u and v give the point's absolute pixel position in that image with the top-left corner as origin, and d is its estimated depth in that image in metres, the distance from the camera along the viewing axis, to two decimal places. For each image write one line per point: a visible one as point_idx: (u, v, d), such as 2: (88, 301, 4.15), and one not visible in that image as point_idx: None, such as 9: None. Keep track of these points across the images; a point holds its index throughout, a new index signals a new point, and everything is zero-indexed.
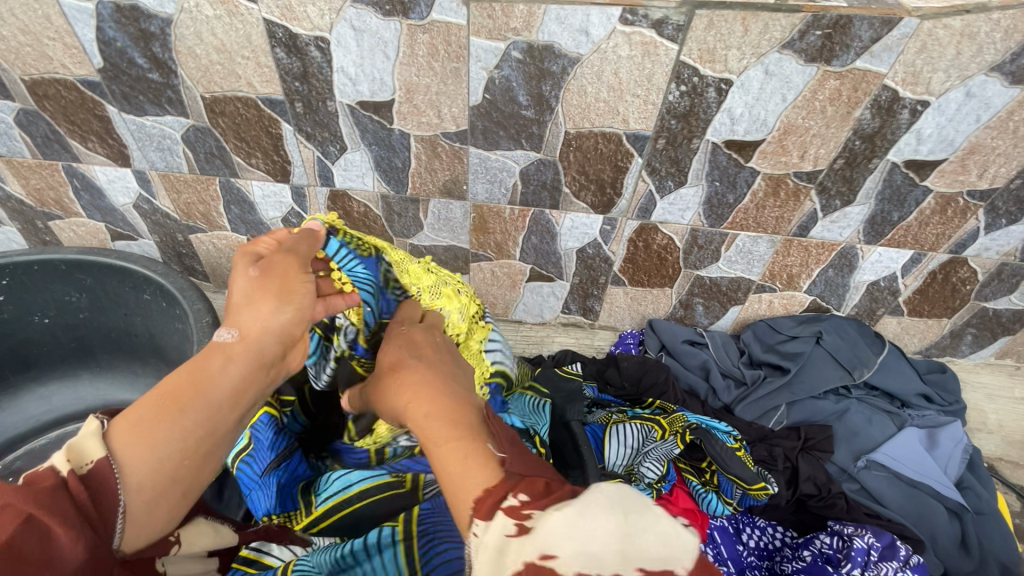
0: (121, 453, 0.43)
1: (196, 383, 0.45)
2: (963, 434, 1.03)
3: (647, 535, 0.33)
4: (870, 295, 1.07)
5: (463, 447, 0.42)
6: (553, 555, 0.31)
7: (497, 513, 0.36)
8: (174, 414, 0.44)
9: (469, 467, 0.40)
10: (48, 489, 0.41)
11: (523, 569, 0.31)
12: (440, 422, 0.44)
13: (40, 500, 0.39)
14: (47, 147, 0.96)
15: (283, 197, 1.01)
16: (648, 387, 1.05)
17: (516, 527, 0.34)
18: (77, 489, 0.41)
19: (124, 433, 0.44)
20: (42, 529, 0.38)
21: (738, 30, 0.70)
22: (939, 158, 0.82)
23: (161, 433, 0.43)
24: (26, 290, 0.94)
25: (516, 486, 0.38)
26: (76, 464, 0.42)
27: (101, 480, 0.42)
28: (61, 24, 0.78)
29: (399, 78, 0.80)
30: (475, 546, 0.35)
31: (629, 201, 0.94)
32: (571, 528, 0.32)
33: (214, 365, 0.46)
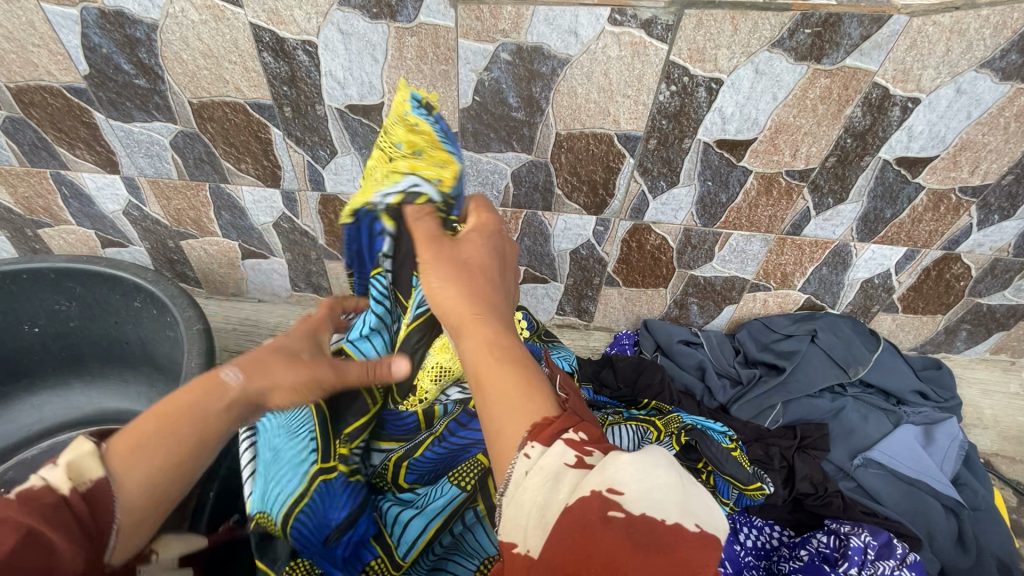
0: (119, 472, 0.39)
1: (193, 415, 0.45)
2: (960, 431, 1.02)
3: (702, 499, 0.32)
4: (864, 292, 1.07)
5: (524, 376, 0.42)
6: (620, 491, 0.31)
7: (556, 441, 0.35)
8: (168, 441, 0.42)
9: (529, 395, 0.40)
10: (50, 505, 0.35)
11: (589, 496, 0.31)
12: (501, 348, 0.44)
13: (46, 516, 0.35)
14: (34, 154, 0.95)
15: (273, 202, 1.00)
16: (643, 388, 1.04)
17: (575, 457, 0.34)
18: (81, 507, 0.37)
19: (124, 454, 0.41)
20: (46, 543, 0.34)
21: (727, 29, 0.69)
22: (931, 155, 0.82)
23: (159, 458, 0.41)
24: (14, 299, 0.93)
25: (575, 424, 0.37)
26: (76, 481, 0.37)
27: (99, 498, 0.38)
28: (46, 31, 0.77)
29: (388, 81, 0.79)
30: (527, 464, 0.35)
31: (622, 202, 0.93)
32: (637, 469, 0.32)
33: (213, 404, 0.46)
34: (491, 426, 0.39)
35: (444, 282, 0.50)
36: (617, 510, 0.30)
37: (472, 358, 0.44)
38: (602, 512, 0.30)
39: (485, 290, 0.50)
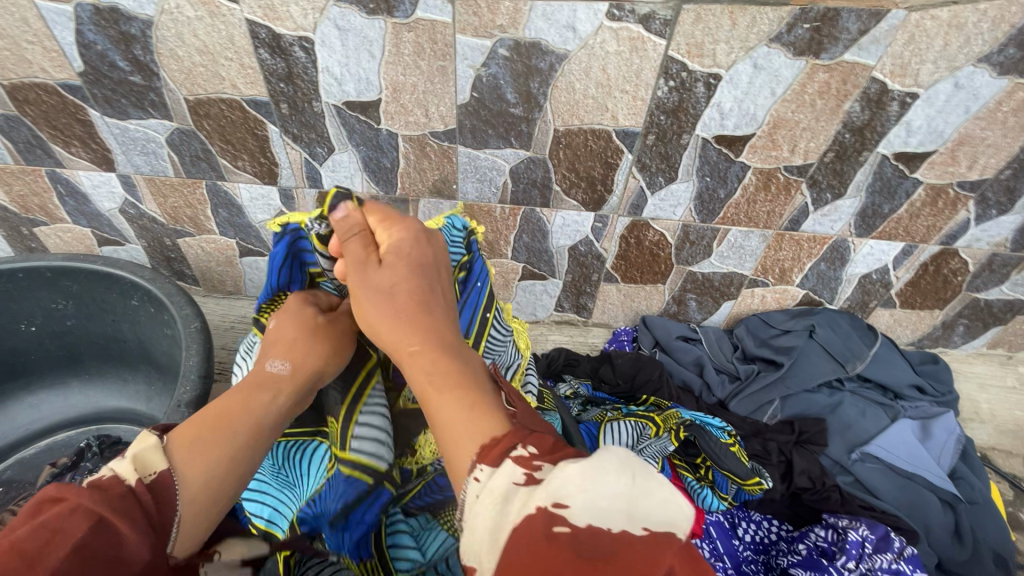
0: (180, 462, 0.44)
1: (242, 406, 0.49)
2: (956, 425, 1.03)
3: (652, 497, 0.32)
4: (862, 288, 1.07)
5: (469, 398, 0.41)
6: (565, 504, 0.31)
7: (504, 461, 0.36)
8: (225, 433, 0.47)
9: (476, 415, 0.40)
10: (119, 494, 0.39)
11: (535, 513, 0.31)
12: (442, 373, 0.43)
13: (115, 506, 0.38)
14: (29, 152, 0.95)
15: (271, 199, 1.00)
16: (642, 384, 1.05)
17: (524, 475, 0.34)
18: (145, 497, 0.41)
19: (183, 446, 0.45)
20: (114, 531, 0.37)
21: (725, 23, 0.69)
22: (929, 150, 0.82)
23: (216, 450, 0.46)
24: (11, 298, 0.93)
25: (524, 438, 0.37)
26: (142, 474, 0.42)
27: (162, 489, 0.42)
28: (39, 28, 0.76)
29: (385, 77, 0.79)
30: (477, 488, 0.35)
31: (620, 198, 0.93)
32: (582, 478, 0.32)
33: (263, 392, 0.51)
34: (445, 452, 0.39)
35: (369, 311, 0.48)
36: (563, 525, 0.30)
37: (418, 387, 0.43)
38: (549, 528, 0.30)
39: (419, 303, 0.48)
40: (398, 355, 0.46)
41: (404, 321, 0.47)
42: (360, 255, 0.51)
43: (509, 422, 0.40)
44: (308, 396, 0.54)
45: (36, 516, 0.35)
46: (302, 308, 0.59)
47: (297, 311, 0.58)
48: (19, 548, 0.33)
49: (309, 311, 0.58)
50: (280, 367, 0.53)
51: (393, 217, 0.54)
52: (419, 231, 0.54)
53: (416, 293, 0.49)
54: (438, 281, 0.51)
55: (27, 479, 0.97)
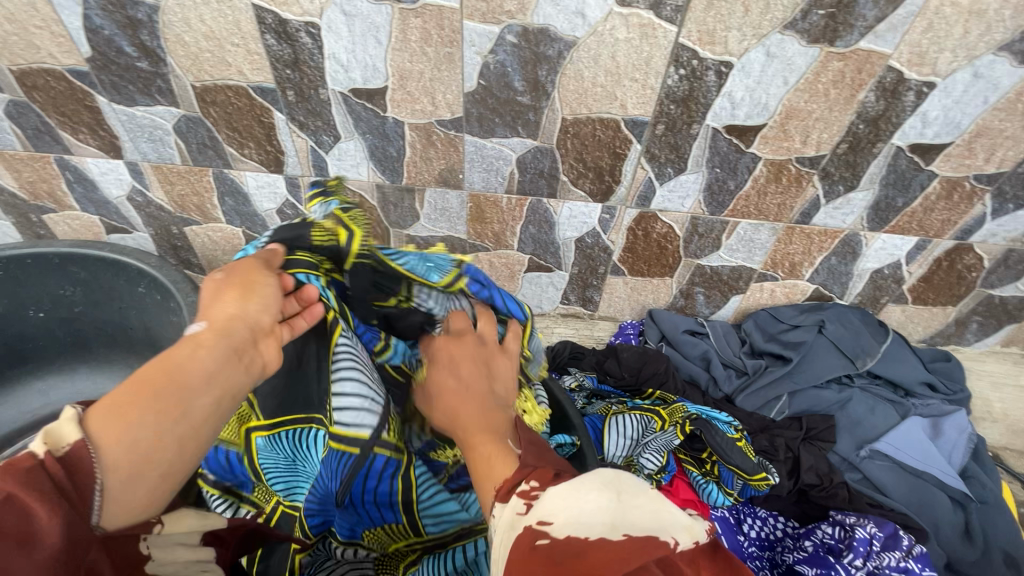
0: (96, 433, 0.40)
1: (165, 366, 0.45)
2: (968, 423, 1.01)
3: (637, 509, 0.37)
4: (874, 283, 1.05)
5: (489, 446, 0.50)
6: (549, 522, 0.37)
7: (512, 496, 0.42)
8: (147, 397, 0.42)
9: (494, 463, 0.48)
10: (25, 469, 0.37)
11: (524, 533, 0.38)
12: (474, 427, 0.52)
13: (19, 479, 0.36)
14: (38, 139, 0.95)
15: (277, 187, 0.99)
16: (648, 378, 1.04)
17: (524, 505, 0.41)
18: (57, 472, 0.38)
19: (101, 412, 0.41)
20: (23, 509, 0.36)
21: (738, 9, 0.68)
22: (945, 141, 0.80)
23: (142, 416, 0.42)
24: (19, 284, 0.94)
25: (527, 474, 0.44)
26: (53, 447, 0.39)
27: (77, 461, 0.39)
28: (47, 13, 0.76)
29: (392, 64, 0.78)
30: (495, 525, 0.42)
31: (628, 189, 0.92)
32: (567, 498, 0.38)
33: (184, 347, 0.46)
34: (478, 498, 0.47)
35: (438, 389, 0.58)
36: (544, 537, 0.36)
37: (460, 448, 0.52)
38: (533, 541, 0.36)
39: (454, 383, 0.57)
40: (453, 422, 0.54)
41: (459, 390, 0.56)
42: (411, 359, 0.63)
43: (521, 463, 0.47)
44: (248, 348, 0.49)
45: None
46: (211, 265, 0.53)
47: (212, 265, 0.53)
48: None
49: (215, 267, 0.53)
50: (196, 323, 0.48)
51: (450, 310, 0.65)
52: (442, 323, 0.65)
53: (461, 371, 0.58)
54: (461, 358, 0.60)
55: None
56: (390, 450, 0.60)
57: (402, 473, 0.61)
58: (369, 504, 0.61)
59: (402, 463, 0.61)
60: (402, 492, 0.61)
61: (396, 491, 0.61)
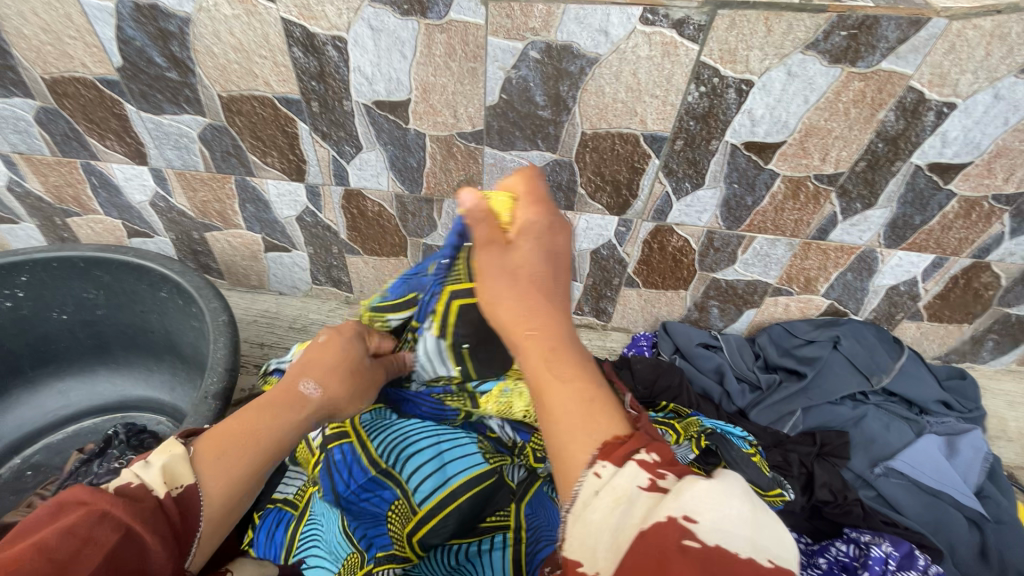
0: (204, 477, 0.51)
1: (264, 426, 0.56)
2: (984, 442, 1.01)
3: (772, 531, 0.35)
4: (889, 299, 1.05)
5: (587, 393, 0.44)
6: (695, 520, 0.34)
7: (629, 462, 0.38)
8: (246, 452, 0.54)
9: (595, 415, 0.42)
10: (148, 508, 0.45)
11: (666, 523, 0.34)
12: (561, 364, 0.46)
13: (144, 517, 0.44)
14: (66, 144, 0.97)
15: (298, 196, 1.01)
16: (662, 390, 1.04)
17: (649, 481, 0.37)
18: (172, 510, 0.47)
19: (208, 459, 0.52)
20: (140, 542, 0.43)
21: (760, 30, 0.69)
22: (964, 161, 0.80)
23: (235, 471, 0.52)
24: (44, 287, 0.95)
25: (647, 444, 0.40)
26: (170, 486, 0.48)
27: (189, 502, 0.49)
28: (81, 24, 0.78)
29: (415, 77, 0.79)
30: (598, 483, 0.37)
31: (645, 203, 0.93)
32: (712, 500, 0.35)
33: (292, 414, 0.58)
34: (558, 443, 0.42)
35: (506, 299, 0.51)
36: (692, 540, 0.33)
37: (534, 372, 0.46)
38: (680, 541, 0.33)
39: (542, 290, 0.51)
40: (516, 330, 0.49)
41: (539, 308, 0.50)
42: (490, 237, 0.53)
43: (629, 426, 0.42)
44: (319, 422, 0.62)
45: (59, 519, 0.41)
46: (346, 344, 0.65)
47: (343, 345, 0.65)
48: (50, 553, 0.38)
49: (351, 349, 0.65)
50: (313, 392, 0.61)
51: (531, 194, 0.56)
52: (552, 221, 0.56)
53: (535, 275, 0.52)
54: (555, 274, 0.54)
55: (55, 464, 0.99)
56: (338, 439, 0.68)
57: (360, 452, 0.67)
58: (365, 488, 0.65)
59: (353, 442, 0.68)
60: (375, 467, 0.66)
61: (367, 465, 0.66)
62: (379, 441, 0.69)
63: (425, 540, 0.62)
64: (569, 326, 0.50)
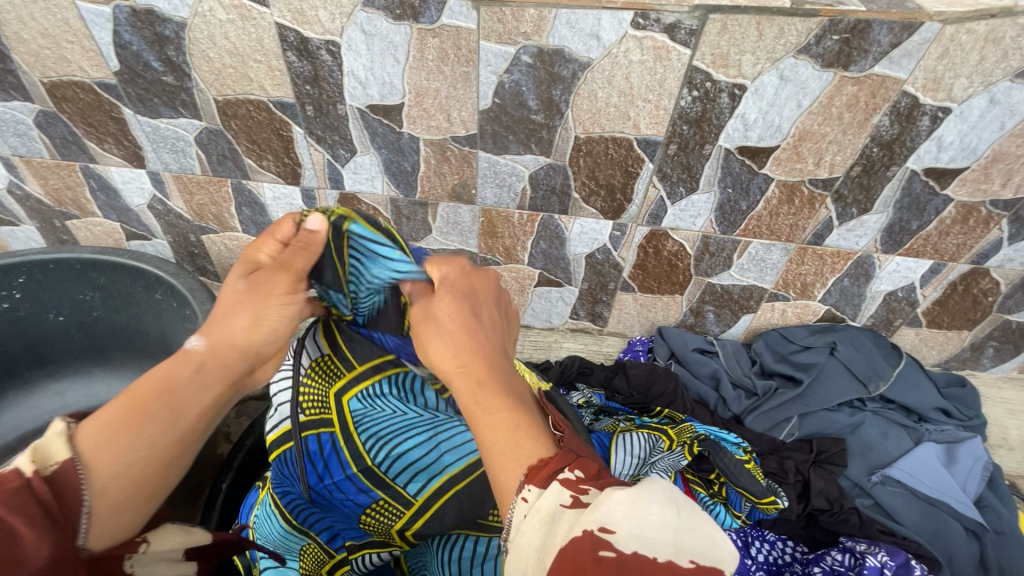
0: (85, 454, 0.46)
1: (159, 391, 0.51)
2: (984, 451, 0.99)
3: (696, 533, 0.35)
4: (887, 305, 1.04)
5: (514, 420, 0.44)
6: (612, 530, 0.34)
7: (554, 482, 0.38)
8: (138, 422, 0.49)
9: (520, 441, 0.43)
10: (12, 489, 0.40)
11: (582, 536, 0.34)
12: (489, 395, 0.46)
13: (8, 502, 0.40)
14: (64, 148, 0.98)
15: (293, 199, 1.01)
16: (656, 396, 1.04)
17: (571, 498, 0.37)
18: (42, 491, 0.42)
19: (92, 435, 0.47)
20: (9, 530, 0.39)
21: (752, 34, 0.68)
22: (961, 166, 0.80)
23: (128, 439, 0.48)
24: (41, 289, 0.96)
25: (571, 461, 0.40)
26: (39, 466, 0.44)
27: (63, 479, 0.44)
28: (79, 28, 0.79)
29: (409, 81, 0.80)
30: (526, 508, 0.38)
31: (639, 207, 0.93)
32: (631, 508, 0.34)
33: (179, 372, 0.53)
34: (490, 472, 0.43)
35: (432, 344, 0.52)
36: (609, 550, 0.33)
37: (465, 402, 0.47)
38: (595, 551, 0.33)
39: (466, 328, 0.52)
40: (446, 372, 0.50)
41: (459, 345, 0.51)
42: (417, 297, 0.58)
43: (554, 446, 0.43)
44: (228, 375, 0.55)
45: None
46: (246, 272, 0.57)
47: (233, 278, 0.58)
48: None
49: (232, 277, 0.57)
50: (195, 342, 0.55)
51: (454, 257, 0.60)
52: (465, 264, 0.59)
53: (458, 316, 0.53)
54: (476, 308, 0.54)
55: None
56: (313, 428, 0.62)
57: (341, 443, 0.63)
58: (342, 484, 0.64)
59: (336, 431, 0.63)
60: (351, 456, 0.63)
61: (349, 463, 0.63)
62: (363, 432, 0.63)
63: (416, 535, 0.65)
64: (497, 361, 0.51)
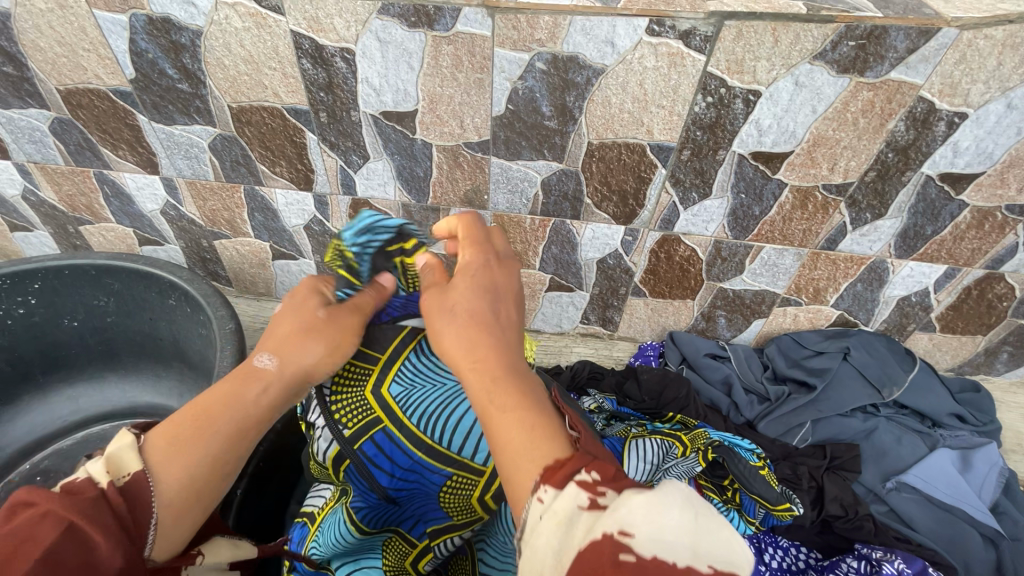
0: (156, 465, 0.47)
1: (224, 405, 0.51)
2: (999, 457, 0.99)
3: (716, 536, 0.33)
4: (901, 310, 1.04)
5: (530, 421, 0.44)
6: (631, 534, 0.32)
7: (569, 484, 0.38)
8: (206, 436, 0.50)
9: (535, 441, 0.42)
10: (90, 499, 0.43)
11: (601, 539, 0.33)
12: (504, 393, 0.46)
13: (84, 511, 0.41)
14: (79, 154, 0.99)
15: (305, 205, 1.02)
16: (669, 401, 1.03)
17: (588, 499, 0.36)
18: (118, 502, 0.44)
19: (161, 446, 0.48)
20: (83, 539, 0.40)
21: (767, 41, 0.68)
22: (976, 171, 0.79)
23: (196, 454, 0.49)
24: (56, 294, 0.97)
25: (588, 463, 0.39)
26: (115, 476, 0.46)
27: (136, 490, 0.46)
28: (96, 36, 0.79)
29: (422, 88, 0.80)
30: (541, 509, 0.38)
31: (652, 213, 0.93)
32: (650, 511, 0.33)
33: (249, 387, 0.52)
34: (507, 470, 0.42)
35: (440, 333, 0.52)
36: (628, 553, 0.32)
37: (479, 401, 0.47)
38: (614, 555, 0.32)
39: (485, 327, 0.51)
40: (457, 365, 0.50)
41: (473, 339, 0.50)
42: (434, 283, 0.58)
43: (571, 446, 0.43)
44: (291, 392, 0.54)
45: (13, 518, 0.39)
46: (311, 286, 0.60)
47: (298, 296, 0.58)
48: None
49: (309, 302, 0.57)
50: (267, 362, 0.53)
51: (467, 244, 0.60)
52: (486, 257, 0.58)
53: (472, 306, 0.52)
54: (497, 301, 0.54)
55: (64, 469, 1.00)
56: (363, 433, 0.60)
57: (396, 433, 0.60)
58: (411, 469, 0.60)
59: (386, 426, 0.60)
60: (405, 442, 0.60)
61: (411, 448, 0.60)
62: (413, 412, 0.61)
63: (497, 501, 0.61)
64: (513, 357, 0.50)
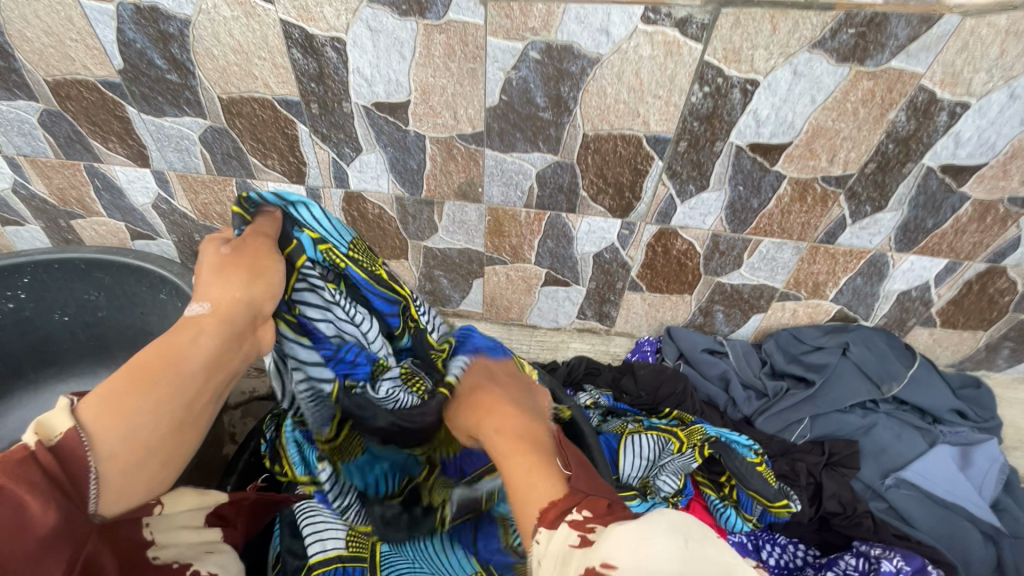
0: (92, 425, 0.46)
1: (164, 357, 0.51)
2: (1000, 453, 0.98)
3: (704, 561, 0.34)
4: (901, 305, 1.02)
5: (529, 467, 0.49)
6: (614, 565, 0.35)
7: (562, 524, 0.42)
8: (145, 389, 0.49)
9: (536, 483, 0.47)
10: (17, 460, 0.43)
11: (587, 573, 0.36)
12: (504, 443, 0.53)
13: (12, 471, 0.42)
14: (69, 147, 0.98)
15: (298, 198, 1.01)
16: (665, 397, 1.02)
17: (579, 537, 0.40)
18: (48, 462, 0.44)
19: (95, 407, 0.47)
20: (15, 501, 0.42)
21: (765, 28, 0.67)
22: (979, 162, 0.78)
23: (135, 407, 0.48)
24: (46, 288, 0.96)
25: (579, 502, 0.43)
26: (44, 437, 0.45)
27: (69, 448, 0.45)
28: (82, 26, 0.78)
29: (415, 78, 0.78)
30: (542, 551, 0.41)
31: (649, 206, 0.91)
32: (635, 543, 0.35)
33: (184, 337, 0.53)
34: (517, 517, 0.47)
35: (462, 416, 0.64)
36: None
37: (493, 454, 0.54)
38: None
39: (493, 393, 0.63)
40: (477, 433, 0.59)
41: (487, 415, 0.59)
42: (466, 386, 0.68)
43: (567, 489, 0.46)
44: (239, 330, 0.56)
45: None
46: (210, 249, 0.60)
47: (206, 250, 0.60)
48: None
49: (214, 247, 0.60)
50: (197, 308, 0.56)
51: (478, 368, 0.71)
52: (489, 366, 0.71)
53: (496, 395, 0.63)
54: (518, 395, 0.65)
55: None
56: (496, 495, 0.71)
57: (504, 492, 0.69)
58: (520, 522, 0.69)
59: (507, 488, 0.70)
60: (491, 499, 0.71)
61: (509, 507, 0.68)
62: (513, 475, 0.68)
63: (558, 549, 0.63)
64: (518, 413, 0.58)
